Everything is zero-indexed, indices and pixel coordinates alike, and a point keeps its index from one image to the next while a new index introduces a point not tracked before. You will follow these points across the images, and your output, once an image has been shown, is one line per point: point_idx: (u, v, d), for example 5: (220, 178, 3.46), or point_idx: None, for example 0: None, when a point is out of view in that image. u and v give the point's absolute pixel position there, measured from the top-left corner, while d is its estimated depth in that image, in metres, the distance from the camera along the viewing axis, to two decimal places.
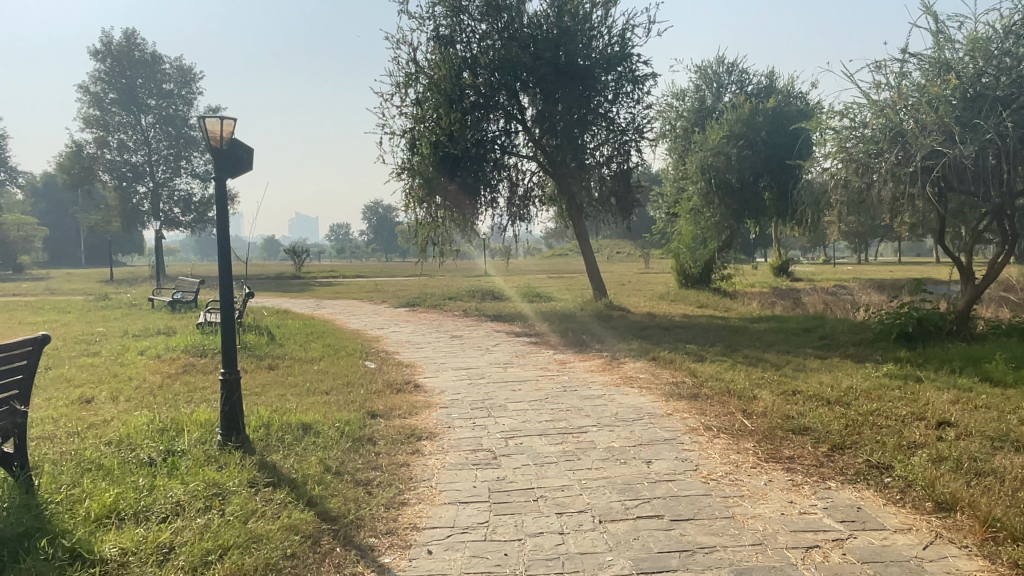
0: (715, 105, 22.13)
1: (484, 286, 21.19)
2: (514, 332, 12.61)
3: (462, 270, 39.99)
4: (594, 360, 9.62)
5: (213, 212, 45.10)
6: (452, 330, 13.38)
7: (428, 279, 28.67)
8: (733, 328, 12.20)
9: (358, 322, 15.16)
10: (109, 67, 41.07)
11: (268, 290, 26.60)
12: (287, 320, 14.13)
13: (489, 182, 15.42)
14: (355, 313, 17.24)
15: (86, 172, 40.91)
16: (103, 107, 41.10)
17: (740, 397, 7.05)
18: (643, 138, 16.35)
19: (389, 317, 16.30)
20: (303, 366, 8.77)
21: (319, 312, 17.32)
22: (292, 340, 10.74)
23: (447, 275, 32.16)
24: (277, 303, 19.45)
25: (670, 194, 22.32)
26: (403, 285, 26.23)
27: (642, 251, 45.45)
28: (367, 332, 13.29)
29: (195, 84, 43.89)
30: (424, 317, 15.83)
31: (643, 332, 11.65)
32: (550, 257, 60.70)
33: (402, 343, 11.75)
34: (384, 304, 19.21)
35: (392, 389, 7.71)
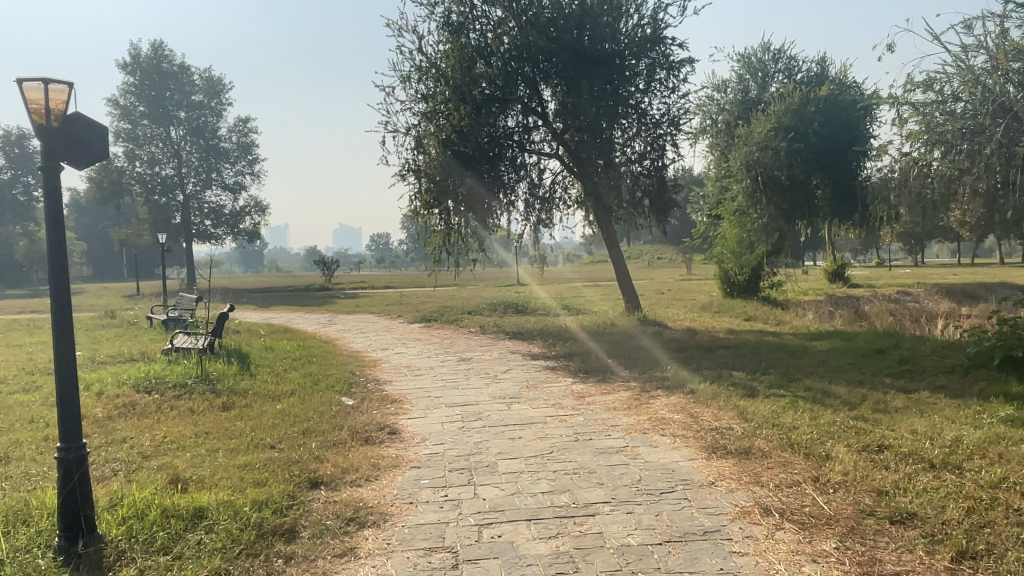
0: (760, 96, 20.20)
1: (509, 298, 19.55)
2: (531, 354, 10.93)
3: (494, 280, 38.46)
4: (618, 393, 7.88)
5: (245, 223, 44.59)
6: (462, 351, 11.78)
7: (455, 290, 27.25)
8: (789, 349, 10.29)
9: (362, 342, 13.68)
10: (139, 80, 40.97)
11: (285, 304, 25.40)
12: (282, 341, 12.73)
13: (507, 184, 13.69)
14: (364, 330, 15.75)
15: (117, 185, 40.78)
16: (133, 120, 41.05)
17: (807, 457, 5.25)
18: (679, 131, 14.59)
19: (398, 334, 14.75)
20: (262, 406, 7.25)
21: (325, 330, 15.89)
22: (269, 369, 9.26)
23: (475, 285, 30.60)
24: (286, 320, 18.15)
25: (712, 195, 20.44)
26: (428, 296, 24.80)
27: (683, 255, 43.35)
28: (367, 354, 11.78)
29: (224, 94, 43.57)
30: (436, 336, 14.26)
31: (680, 355, 9.84)
32: (588, 263, 58.97)
33: (399, 369, 10.18)
34: (398, 319, 17.69)
35: (357, 439, 6.11)
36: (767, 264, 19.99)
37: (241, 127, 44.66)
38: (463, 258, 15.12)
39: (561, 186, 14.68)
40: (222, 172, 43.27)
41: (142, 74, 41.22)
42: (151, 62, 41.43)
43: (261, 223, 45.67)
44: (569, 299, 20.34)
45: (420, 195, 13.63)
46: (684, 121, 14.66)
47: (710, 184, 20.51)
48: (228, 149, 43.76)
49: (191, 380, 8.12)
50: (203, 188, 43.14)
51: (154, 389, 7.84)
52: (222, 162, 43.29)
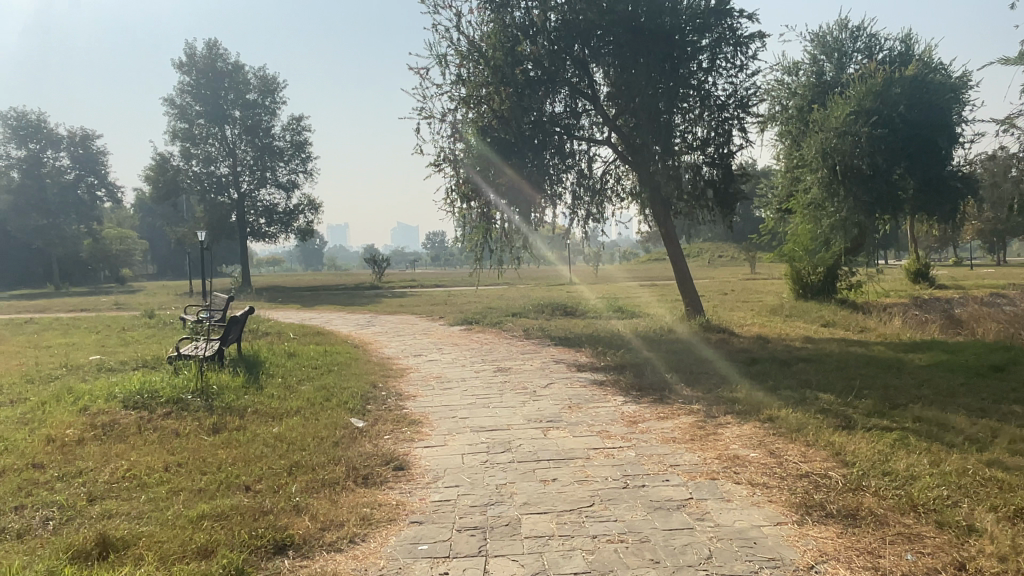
0: (837, 79, 18.41)
1: (559, 299, 18.27)
2: (577, 365, 9.67)
3: (546, 279, 37.17)
4: (678, 420, 6.51)
5: (298, 221, 44.60)
6: (501, 359, 10.55)
7: (505, 289, 26.06)
8: (884, 364, 8.68)
9: (396, 346, 12.61)
10: (194, 79, 41.32)
11: (328, 304, 24.67)
12: (309, 346, 11.76)
13: (553, 174, 12.36)
14: (402, 333, 14.69)
15: (174, 184, 41.23)
16: (189, 119, 41.42)
17: (942, 530, 3.86)
18: (748, 115, 13.04)
19: (436, 339, 13.63)
20: (257, 429, 6.18)
21: (362, 333, 14.96)
22: (280, 380, 8.20)
23: (525, 285, 29.31)
24: (325, 321, 17.30)
25: (782, 188, 18.72)
26: (476, 296, 23.71)
27: (746, 254, 41.21)
28: (398, 362, 10.68)
29: (278, 92, 43.59)
30: (476, 341, 13.08)
31: (752, 372, 8.37)
32: (646, 262, 57.14)
33: (427, 381, 9.01)
34: (438, 321, 16.58)
35: (352, 478, 4.96)
36: (844, 261, 18.21)
37: (295, 125, 44.60)
38: (506, 257, 13.77)
39: (614, 177, 13.33)
40: (276, 171, 43.32)
41: (197, 73, 41.54)
42: (206, 61, 41.72)
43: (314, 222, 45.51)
44: (623, 300, 18.91)
45: (456, 187, 12.40)
46: (753, 103, 13.12)
47: (778, 177, 18.92)
48: (282, 148, 43.71)
49: (186, 394, 7.13)
50: (258, 187, 43.28)
51: (143, 406, 6.87)
52: (276, 160, 43.30)
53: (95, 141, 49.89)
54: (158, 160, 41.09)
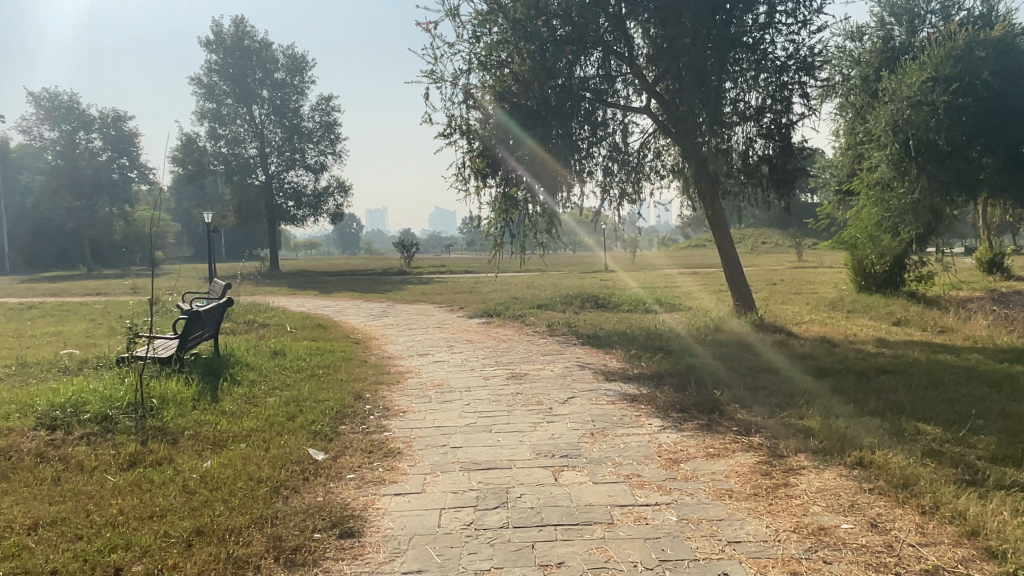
0: (908, 44, 16.36)
1: (590, 289, 16.63)
2: (605, 372, 8.11)
3: (579, 267, 35.41)
4: (734, 462, 4.91)
5: (329, 204, 43.62)
6: (517, 363, 9.04)
7: (535, 277, 24.45)
8: (992, 381, 6.92)
9: (402, 342, 11.17)
10: (222, 58, 40.44)
11: (347, 291, 23.36)
12: (303, 342, 10.40)
13: (583, 147, 10.67)
14: (413, 326, 13.24)
15: (201, 166, 40.53)
16: (216, 99, 40.60)
17: None
18: (810, 79, 11.21)
19: (448, 333, 12.15)
20: (183, 465, 4.77)
21: (371, 325, 13.60)
22: (243, 389, 6.80)
23: (556, 273, 27.59)
24: (335, 312, 15.98)
25: (842, 167, 16.74)
26: (502, 284, 22.19)
27: (794, 240, 38.90)
28: (398, 363, 9.23)
29: (307, 71, 42.46)
30: (492, 337, 11.57)
31: (824, 389, 6.70)
32: (686, 248, 54.93)
33: (424, 390, 7.53)
34: (456, 312, 15.09)
35: (273, 556, 3.52)
36: (912, 248, 16.27)
37: (325, 106, 43.43)
38: (529, 244, 12.07)
39: (653, 152, 11.62)
40: (305, 153, 42.33)
41: (225, 52, 40.62)
42: (234, 39, 40.76)
43: (343, 205, 44.47)
44: (661, 291, 17.18)
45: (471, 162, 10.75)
46: (818, 66, 11.32)
47: (838, 155, 16.99)
48: (311, 129, 42.64)
49: (116, 410, 5.75)
50: (286, 169, 42.39)
51: (59, 424, 5.51)
52: (305, 142, 42.34)
53: (127, 122, 49.60)
54: (185, 141, 40.39)
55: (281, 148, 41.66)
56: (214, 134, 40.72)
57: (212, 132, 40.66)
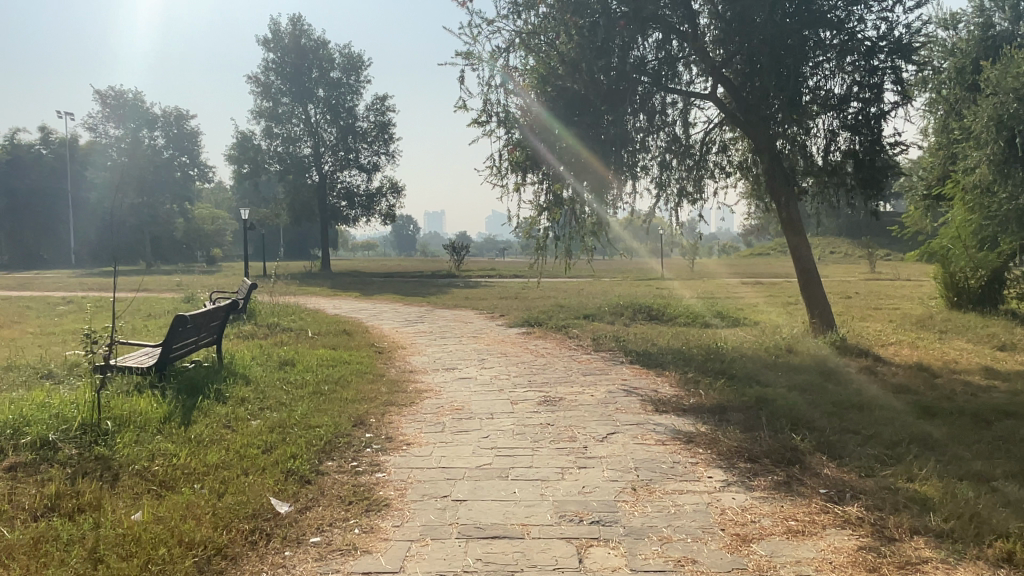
0: (1012, 31, 14.49)
1: (644, 299, 15.28)
2: (656, 400, 6.84)
3: (635, 273, 33.82)
4: (826, 546, 3.61)
5: (381, 205, 43.25)
6: (553, 384, 7.83)
7: (586, 283, 23.13)
8: None
9: (430, 353, 10.08)
10: (279, 56, 40.53)
11: (390, 294, 22.51)
12: (321, 349, 9.41)
13: (637, 138, 9.39)
14: (447, 334, 12.15)
15: (256, 164, 40.68)
16: (273, 98, 40.72)
17: None
18: (904, 62, 9.71)
19: (482, 344, 11.01)
20: (105, 519, 3.76)
21: (403, 331, 12.60)
22: (226, 410, 5.80)
23: (609, 279, 26.21)
24: (369, 317, 15.05)
25: (933, 169, 14.92)
26: (551, 290, 20.96)
27: (867, 251, 36.40)
28: (419, 379, 8.14)
29: (363, 71, 42.19)
30: (531, 350, 10.37)
31: (934, 438, 5.30)
32: (747, 257, 52.54)
33: (439, 416, 6.40)
34: (495, 320, 13.95)
35: None
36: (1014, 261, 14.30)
37: (380, 106, 43.04)
38: (574, 247, 10.78)
39: (718, 146, 10.26)
40: (360, 153, 42.07)
41: (283, 50, 40.71)
42: (292, 38, 40.82)
43: (395, 205, 43.99)
44: (722, 303, 15.67)
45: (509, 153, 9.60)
46: (915, 49, 9.79)
47: (927, 156, 15.12)
48: (366, 129, 42.36)
49: (60, 434, 4.82)
50: (340, 169, 42.21)
51: None
52: (360, 142, 42.11)
53: (189, 121, 50.51)
54: (241, 138, 40.57)
55: (335, 148, 41.48)
56: (269, 132, 40.79)
57: (267, 130, 40.76)
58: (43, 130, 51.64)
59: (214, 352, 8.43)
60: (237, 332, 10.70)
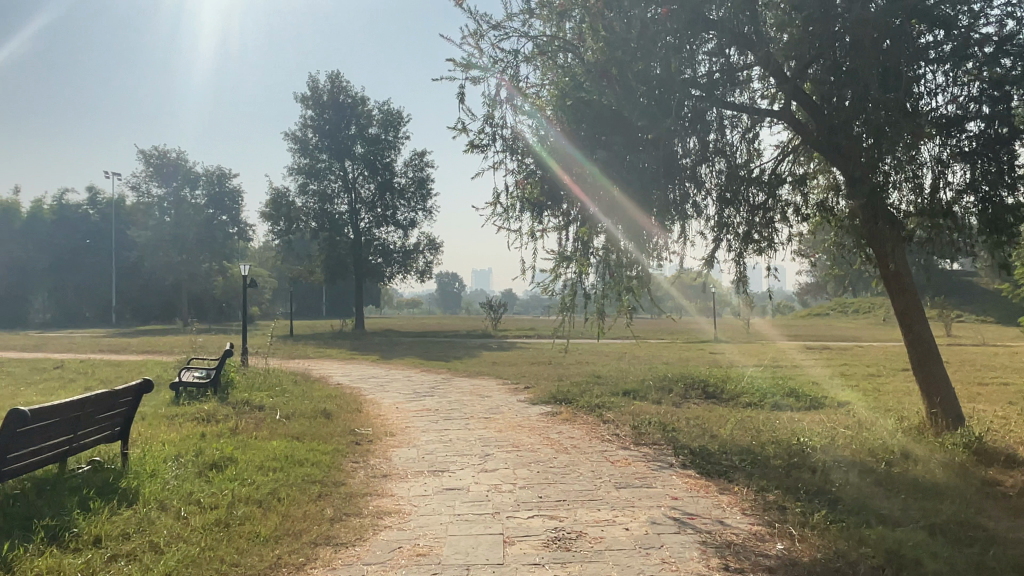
0: None
1: (696, 369, 12.84)
2: (722, 546, 4.47)
3: (683, 336, 31.13)
4: None
5: (417, 262, 41.80)
6: (571, 504, 5.54)
7: (630, 347, 20.70)
8: None
9: (421, 444, 7.87)
10: (317, 112, 40.03)
11: (413, 357, 20.46)
12: (277, 439, 7.32)
13: (686, 168, 7.22)
14: (454, 413, 9.94)
15: (291, 221, 39.71)
16: (311, 155, 40.09)
17: None
18: None
19: (494, 429, 8.77)
20: None
21: (402, 409, 10.46)
22: (44, 564, 3.76)
23: (656, 343, 23.69)
24: (374, 388, 12.96)
25: None
26: (589, 355, 18.60)
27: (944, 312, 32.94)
28: (388, 491, 5.92)
29: (401, 126, 41.22)
30: (551, 439, 8.07)
31: None
32: (805, 317, 49.30)
33: (387, 569, 4.17)
34: (518, 395, 11.68)
35: None
36: None
37: (418, 162, 41.91)
38: (607, 306, 8.63)
39: (793, 181, 7.99)
40: (397, 210, 40.93)
41: (321, 107, 40.23)
42: (330, 95, 40.37)
43: (433, 262, 42.50)
44: (792, 376, 13.09)
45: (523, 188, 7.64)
46: None
47: None
48: (404, 185, 41.22)
49: None
50: (376, 226, 41.07)
51: None
52: (397, 199, 40.96)
53: (231, 180, 50.62)
54: (275, 195, 39.86)
55: (372, 204, 40.44)
56: (305, 189, 39.99)
57: (303, 186, 39.99)
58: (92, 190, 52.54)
59: (127, 448, 6.39)
60: (193, 413, 8.74)
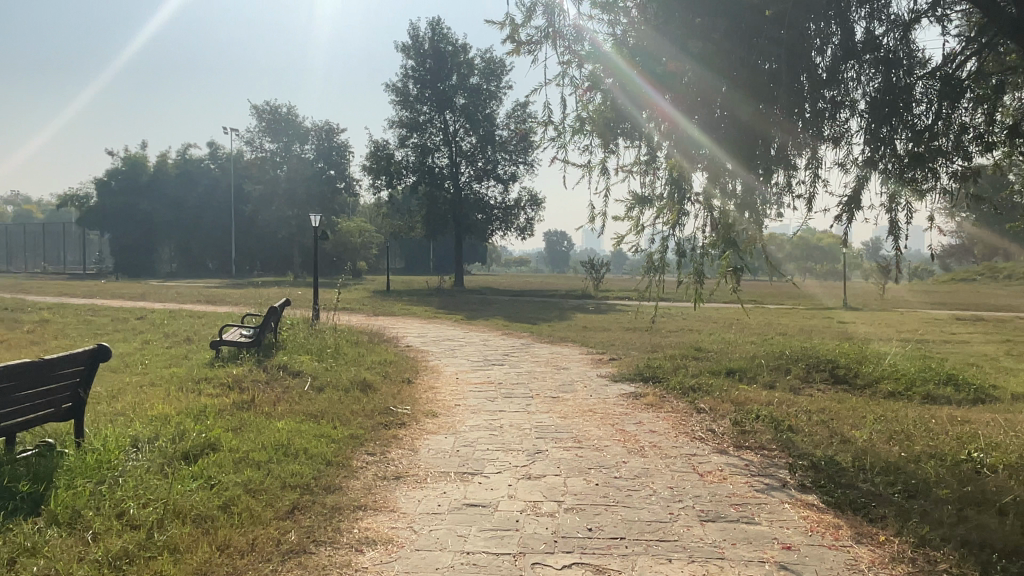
0: None
1: (821, 346, 10.61)
2: None
3: (804, 303, 28.05)
4: None
5: (519, 219, 40.43)
6: (632, 546, 3.85)
7: (742, 314, 18.35)
8: None
9: (461, 431, 6.36)
10: (418, 63, 38.93)
11: (500, 317, 19.09)
12: (288, 419, 6.05)
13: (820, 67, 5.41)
14: (517, 390, 8.37)
15: (391, 175, 39.23)
16: (412, 107, 39.20)
17: None
18: None
19: (560, 413, 7.14)
20: None
21: (462, 380, 9.04)
22: None
23: (774, 310, 21.09)
24: (441, 353, 11.66)
25: None
26: (693, 322, 16.49)
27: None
28: (388, 504, 4.45)
29: (504, 75, 39.34)
30: (626, 433, 6.33)
31: None
32: (949, 284, 43.93)
33: None
34: (600, 369, 9.94)
35: None
36: None
37: (522, 113, 40.01)
38: (709, 268, 6.89)
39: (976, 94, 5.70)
40: (499, 163, 39.49)
41: (422, 57, 39.05)
42: (431, 44, 39.01)
43: (534, 218, 41.09)
44: (945, 358, 10.57)
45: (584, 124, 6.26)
46: None
47: None
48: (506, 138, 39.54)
49: None
50: (477, 180, 39.86)
51: None
52: (499, 153, 39.42)
53: (339, 135, 50.91)
54: (376, 148, 39.37)
55: (473, 157, 39.21)
56: (406, 142, 39.32)
57: (403, 139, 39.29)
58: (212, 145, 54.61)
59: (88, 431, 5.22)
60: (218, 380, 7.67)
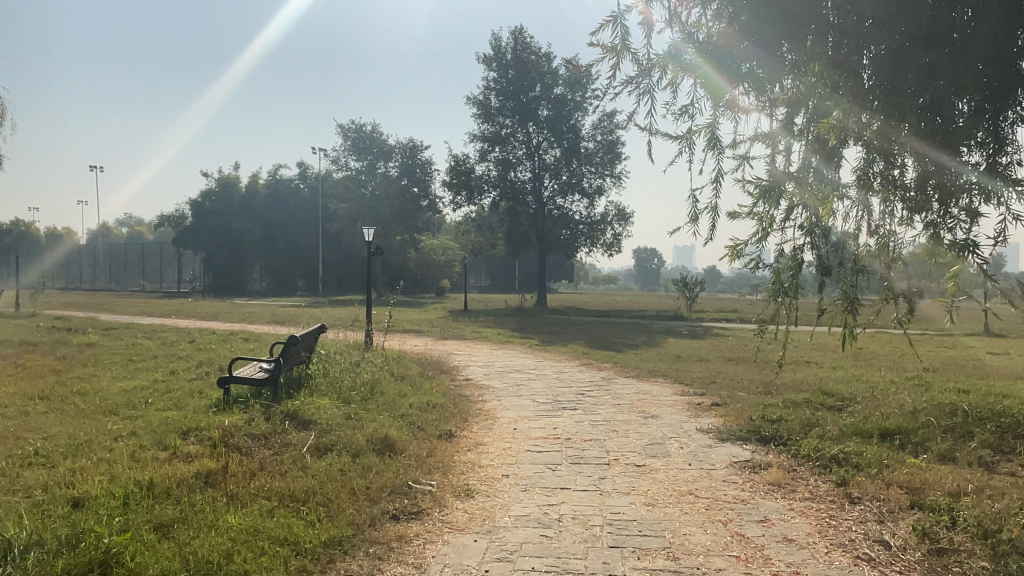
0: None
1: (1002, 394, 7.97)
2: None
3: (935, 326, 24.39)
4: None
5: (605, 234, 38.25)
6: None
7: (869, 343, 15.46)
8: None
9: (499, 529, 4.36)
10: (500, 74, 37.62)
11: (580, 343, 16.96)
12: (250, 509, 4.25)
13: None
14: (590, 451, 6.29)
15: (472, 190, 37.95)
16: (493, 120, 37.83)
17: None
18: None
19: (646, 496, 5.04)
20: None
21: (519, 432, 7.05)
22: None
23: (904, 337, 17.96)
24: (504, 390, 9.70)
25: None
26: (809, 352, 13.84)
27: None
28: None
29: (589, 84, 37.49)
30: (748, 543, 4.15)
31: None
32: None
33: None
34: (701, 419, 7.73)
35: None
36: None
37: (608, 123, 37.91)
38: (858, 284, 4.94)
39: None
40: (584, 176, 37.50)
41: (503, 69, 37.66)
42: (514, 54, 37.52)
43: (622, 234, 38.79)
44: None
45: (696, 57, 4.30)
46: None
47: None
48: (591, 149, 37.54)
49: None
50: (561, 194, 37.91)
51: None
52: (584, 165, 37.46)
53: (422, 152, 50.34)
54: (457, 163, 38.21)
55: (556, 171, 37.41)
56: (487, 155, 37.96)
57: (484, 153, 37.97)
58: (300, 165, 55.29)
59: None
60: (205, 433, 6.01)
